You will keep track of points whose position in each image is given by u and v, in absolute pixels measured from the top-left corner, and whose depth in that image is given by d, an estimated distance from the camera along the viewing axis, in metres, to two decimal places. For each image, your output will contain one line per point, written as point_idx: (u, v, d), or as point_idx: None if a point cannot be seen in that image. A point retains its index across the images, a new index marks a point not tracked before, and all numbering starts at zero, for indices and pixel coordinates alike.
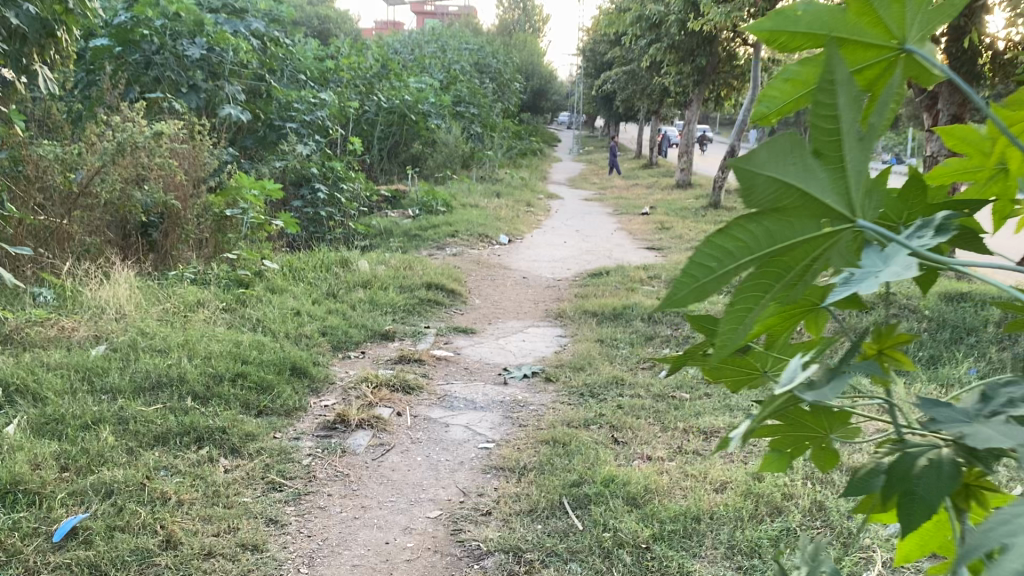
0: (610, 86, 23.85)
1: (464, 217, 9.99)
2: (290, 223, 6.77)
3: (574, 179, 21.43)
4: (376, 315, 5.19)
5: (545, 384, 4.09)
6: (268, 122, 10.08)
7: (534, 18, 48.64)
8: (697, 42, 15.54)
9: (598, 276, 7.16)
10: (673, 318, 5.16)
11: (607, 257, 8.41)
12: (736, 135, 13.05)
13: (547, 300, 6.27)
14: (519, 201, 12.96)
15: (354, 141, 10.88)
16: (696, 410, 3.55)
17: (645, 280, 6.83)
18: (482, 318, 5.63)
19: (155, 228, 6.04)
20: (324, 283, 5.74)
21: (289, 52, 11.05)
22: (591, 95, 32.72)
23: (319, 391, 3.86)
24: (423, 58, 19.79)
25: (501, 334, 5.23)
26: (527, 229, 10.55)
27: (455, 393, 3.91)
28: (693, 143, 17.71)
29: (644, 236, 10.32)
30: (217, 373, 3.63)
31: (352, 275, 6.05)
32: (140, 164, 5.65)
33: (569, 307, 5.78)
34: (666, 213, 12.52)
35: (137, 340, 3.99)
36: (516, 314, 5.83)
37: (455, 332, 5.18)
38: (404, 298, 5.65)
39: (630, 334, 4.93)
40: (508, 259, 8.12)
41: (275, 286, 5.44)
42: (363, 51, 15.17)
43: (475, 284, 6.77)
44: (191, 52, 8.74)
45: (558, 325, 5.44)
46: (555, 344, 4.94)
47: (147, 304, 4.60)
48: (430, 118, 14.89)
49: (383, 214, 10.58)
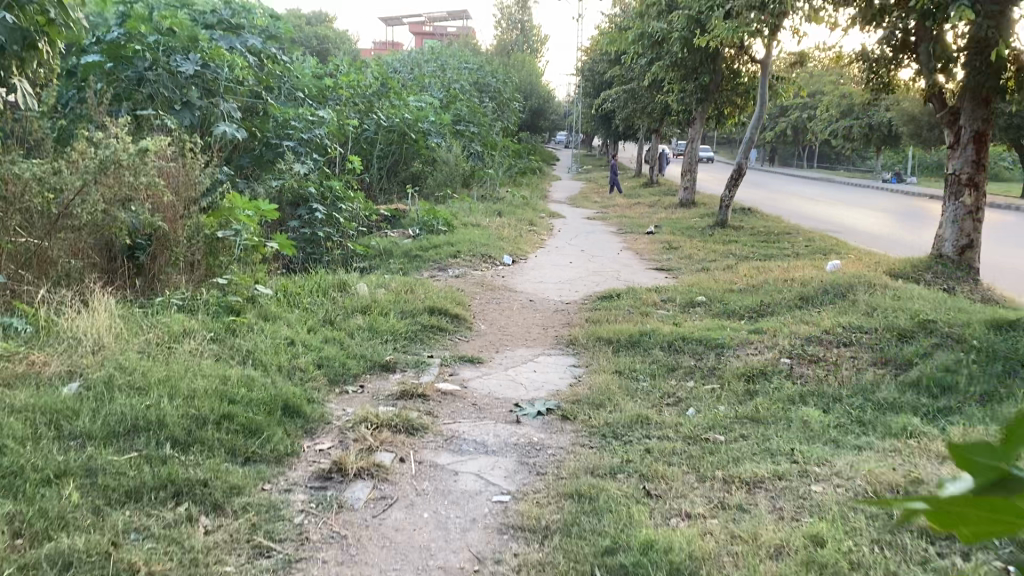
0: (610, 105, 23.63)
1: (466, 237, 9.65)
2: (286, 246, 6.45)
3: (575, 198, 21.14)
4: (376, 344, 4.82)
5: (562, 423, 3.72)
6: (264, 140, 9.78)
7: (532, 38, 48.70)
8: (701, 59, 15.24)
9: (608, 299, 6.81)
10: (694, 346, 4.82)
11: (616, 278, 8.05)
12: (744, 153, 12.72)
13: (557, 325, 5.91)
14: (521, 220, 12.63)
15: (353, 159, 10.58)
16: (733, 456, 3.20)
17: (660, 303, 6.47)
18: (488, 346, 5.26)
19: (142, 251, 5.69)
20: (320, 309, 5.39)
21: (286, 69, 10.78)
22: (590, 114, 32.54)
23: (314, 433, 3.51)
24: (423, 77, 19.58)
25: (510, 364, 4.86)
26: (531, 249, 10.19)
27: (464, 434, 3.54)
28: (697, 161, 17.40)
29: (652, 255, 9.97)
30: (200, 416, 3.26)
31: (350, 300, 5.69)
32: (125, 183, 5.28)
33: (581, 334, 5.41)
34: (673, 233, 12.17)
35: (114, 377, 3.63)
36: (524, 340, 5.45)
37: (461, 362, 4.80)
38: (405, 324, 5.28)
39: (649, 364, 4.58)
40: (512, 281, 7.76)
41: (268, 313, 5.09)
42: (361, 69, 14.92)
43: (480, 307, 6.41)
44: (184, 68, 8.46)
45: (571, 353, 5.07)
46: (570, 375, 4.56)
47: (129, 336, 4.25)
48: (430, 136, 14.60)
49: (382, 233, 10.25)
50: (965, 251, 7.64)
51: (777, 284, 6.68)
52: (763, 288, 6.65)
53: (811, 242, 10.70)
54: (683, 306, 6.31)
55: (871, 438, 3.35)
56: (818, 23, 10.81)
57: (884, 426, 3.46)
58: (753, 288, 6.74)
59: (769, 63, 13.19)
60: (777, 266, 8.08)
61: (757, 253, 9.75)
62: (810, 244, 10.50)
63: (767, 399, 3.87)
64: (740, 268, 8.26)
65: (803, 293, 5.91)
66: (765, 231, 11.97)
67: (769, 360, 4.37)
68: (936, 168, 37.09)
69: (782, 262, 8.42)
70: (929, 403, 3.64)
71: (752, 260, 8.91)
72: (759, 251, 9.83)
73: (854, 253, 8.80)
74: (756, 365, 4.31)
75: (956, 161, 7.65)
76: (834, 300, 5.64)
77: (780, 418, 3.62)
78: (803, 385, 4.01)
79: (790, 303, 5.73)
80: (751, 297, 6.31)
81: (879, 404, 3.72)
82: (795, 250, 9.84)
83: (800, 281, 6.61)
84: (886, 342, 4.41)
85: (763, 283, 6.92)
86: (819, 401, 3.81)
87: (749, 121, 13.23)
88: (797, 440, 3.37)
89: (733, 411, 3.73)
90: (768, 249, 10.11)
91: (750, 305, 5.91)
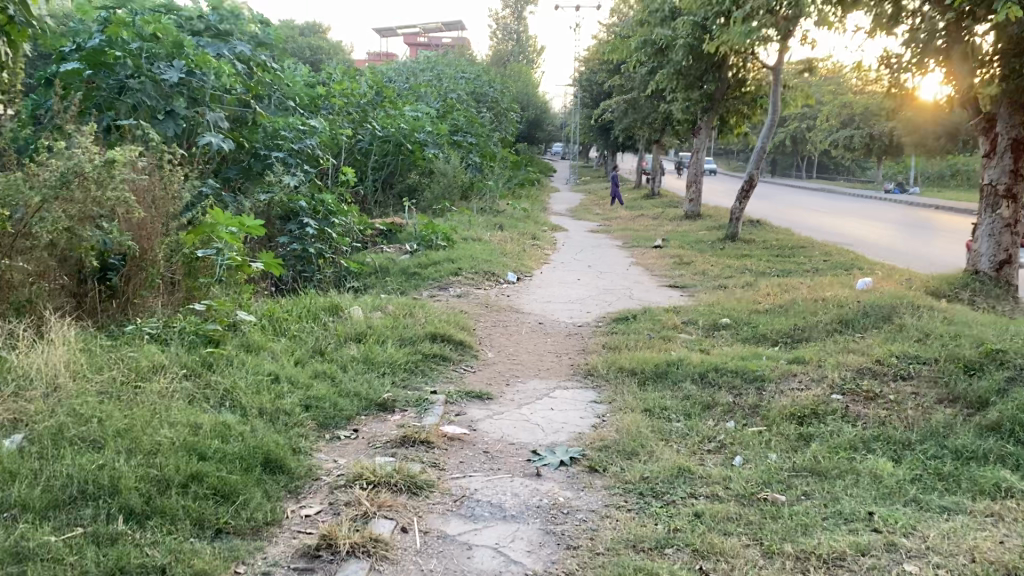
0: (609, 115, 23.19)
1: (467, 253, 9.14)
2: (273, 265, 5.95)
3: (576, 210, 20.64)
4: (372, 378, 4.29)
5: (590, 477, 3.19)
6: (253, 151, 9.27)
7: (528, 50, 48.34)
8: (705, 67, 14.76)
9: (623, 321, 6.28)
10: (729, 378, 4.29)
11: (628, 297, 7.55)
12: (753, 164, 12.24)
13: (572, 352, 5.38)
14: (524, 234, 12.11)
15: (347, 171, 10.08)
16: (801, 523, 2.67)
17: (681, 326, 5.95)
18: (497, 377, 4.73)
19: (115, 272, 5.16)
20: (311, 336, 4.86)
21: (277, 78, 10.30)
22: (588, 126, 32.08)
23: (300, 494, 2.97)
24: (418, 86, 19.10)
25: (523, 399, 4.32)
26: (536, 265, 9.68)
27: (477, 494, 3.00)
28: (701, 172, 16.94)
29: (663, 271, 9.47)
30: (163, 478, 2.71)
31: (344, 326, 5.17)
32: (92, 199, 4.74)
33: (600, 363, 4.89)
34: (681, 247, 11.67)
35: (64, 426, 3.06)
36: (537, 370, 4.93)
37: (468, 398, 4.27)
38: (404, 354, 4.75)
39: (680, 402, 4.06)
40: (519, 300, 7.23)
41: (252, 342, 4.55)
42: (356, 78, 14.42)
43: (485, 332, 5.88)
44: (167, 76, 8.01)
45: (590, 386, 4.54)
46: (591, 414, 4.03)
47: (90, 373, 3.70)
48: (428, 147, 14.09)
49: (378, 249, 9.73)
50: (1003, 266, 7.15)
51: (806, 305, 6.17)
52: (792, 309, 6.14)
53: (827, 257, 10.20)
54: (706, 330, 5.80)
55: (960, 498, 2.82)
56: (833, 28, 10.34)
57: (970, 482, 2.94)
58: (780, 309, 6.23)
59: (779, 70, 12.73)
60: (800, 284, 7.57)
61: (773, 268, 9.25)
62: (827, 259, 9.99)
63: (824, 446, 3.35)
64: (760, 285, 7.75)
65: (840, 316, 5.40)
66: (777, 245, 11.47)
67: (819, 397, 3.85)
68: (937, 178, 36.66)
69: (804, 280, 7.92)
70: (1018, 452, 3.12)
71: (770, 277, 8.40)
72: (776, 267, 9.32)
73: (879, 270, 8.31)
74: (804, 404, 3.79)
75: (993, 170, 7.21)
76: (875, 325, 5.13)
77: (846, 471, 3.09)
78: (864, 427, 3.50)
79: (826, 330, 5.22)
80: (780, 320, 5.81)
81: (959, 451, 3.20)
82: (814, 266, 9.34)
83: (832, 301, 6.10)
84: (950, 376, 3.89)
85: (790, 303, 6.41)
86: (887, 449, 3.29)
87: (759, 131, 12.77)
88: (873, 501, 2.84)
89: (790, 463, 3.20)
90: (785, 264, 9.60)
91: (782, 329, 5.41)
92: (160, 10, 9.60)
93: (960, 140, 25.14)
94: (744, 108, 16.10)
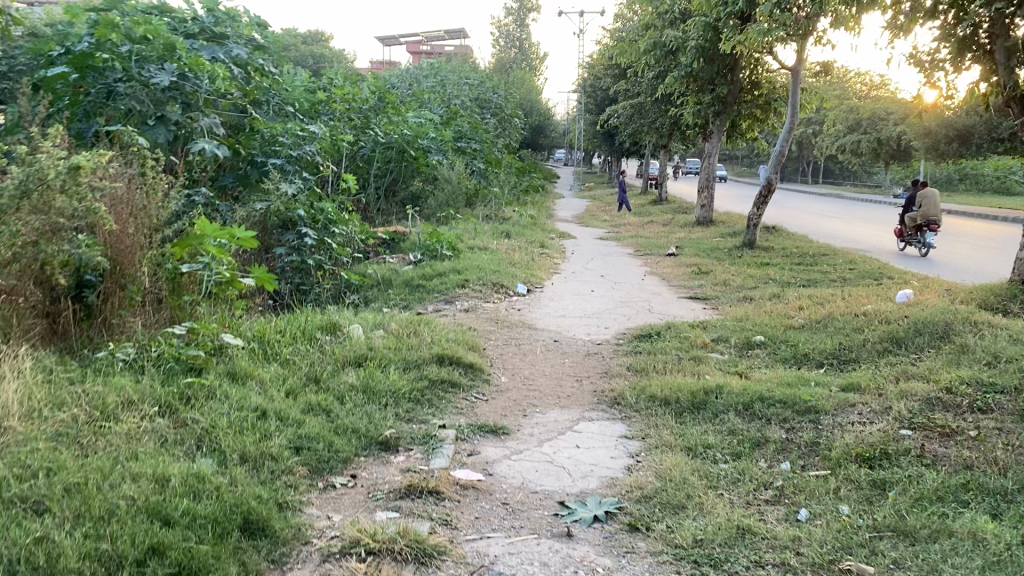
0: (616, 120, 22.73)
1: (475, 263, 8.64)
2: (265, 280, 5.48)
3: (583, 216, 20.14)
4: (372, 411, 3.78)
5: (630, 539, 2.68)
6: (249, 158, 8.80)
7: (531, 56, 47.96)
8: (717, 70, 14.28)
9: (647, 339, 5.78)
10: (779, 411, 3.79)
11: (648, 310, 7.05)
12: (771, 168, 11.76)
13: (593, 375, 4.88)
14: (532, 242, 11.61)
15: (347, 178, 9.62)
16: None
17: (710, 345, 5.46)
18: (512, 407, 4.22)
19: (92, 290, 4.68)
20: (305, 361, 4.38)
21: (275, 81, 9.85)
22: (593, 131, 31.65)
23: (285, 565, 2.47)
24: (421, 92, 18.67)
25: (544, 433, 3.81)
26: (547, 275, 9.18)
27: (497, 564, 2.50)
28: (713, 177, 16.49)
29: (681, 282, 8.99)
30: (114, 553, 2.21)
31: (342, 348, 4.68)
32: (61, 210, 4.26)
33: (628, 390, 4.39)
34: (697, 255, 11.19)
35: (2, 482, 2.55)
36: (557, 398, 4.43)
37: (481, 433, 3.76)
38: (409, 381, 4.24)
39: (724, 440, 3.56)
40: (531, 315, 6.74)
41: (238, 369, 4.07)
42: (357, 82, 13.99)
43: (497, 351, 5.39)
44: (157, 79, 7.42)
45: (618, 417, 4.03)
46: (622, 454, 3.53)
47: (46, 412, 3.20)
48: (431, 153, 13.62)
49: (380, 259, 9.25)
50: None
51: (847, 320, 5.66)
52: (830, 324, 5.63)
53: (853, 265, 9.68)
54: (739, 350, 5.30)
55: None
56: (854, 27, 9.88)
57: None
58: (819, 325, 5.72)
59: (799, 71, 12.23)
60: (832, 297, 7.07)
61: (798, 278, 8.74)
62: (853, 268, 9.48)
63: (906, 497, 2.84)
64: (790, 297, 7.25)
65: (890, 333, 4.90)
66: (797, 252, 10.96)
67: (887, 434, 3.35)
68: (947, 182, 36.13)
69: (834, 292, 7.42)
70: None
71: (798, 288, 7.90)
72: (801, 276, 8.82)
73: (913, 280, 7.80)
74: (871, 443, 3.28)
75: None
76: (933, 345, 4.62)
77: (940, 532, 2.57)
78: (948, 473, 2.99)
79: (877, 350, 4.71)
80: (822, 338, 5.30)
81: None
82: (841, 276, 8.83)
83: (875, 315, 5.60)
84: None
85: (827, 317, 5.90)
86: (982, 502, 2.77)
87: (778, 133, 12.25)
88: (981, 573, 2.31)
89: (869, 520, 2.69)
90: (809, 274, 9.10)
91: (825, 349, 4.91)
92: (152, 11, 9.15)
93: (972, 142, 24.62)
94: (757, 111, 15.44)
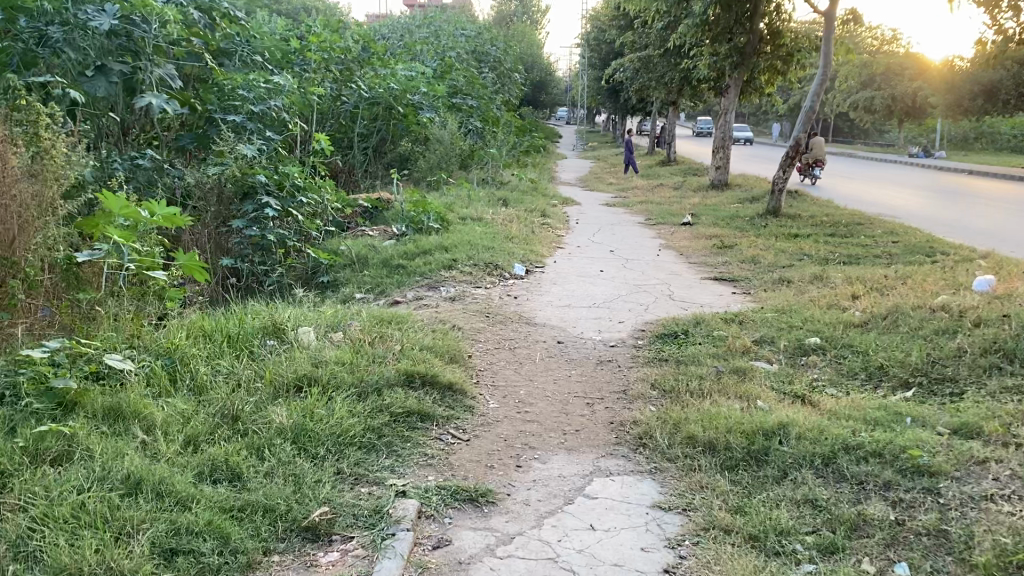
0: (622, 74, 21.32)
1: (466, 237, 7.52)
2: (194, 268, 4.34)
3: (587, 179, 18.90)
4: (303, 474, 2.67)
5: None
6: (208, 116, 7.58)
7: (530, 9, 45.87)
8: (736, 17, 12.89)
9: (674, 340, 4.66)
10: (876, 472, 2.68)
11: (668, 298, 5.93)
12: (800, 126, 10.53)
13: (610, 396, 3.76)
14: (532, 210, 10.43)
15: (320, 138, 8.42)
16: None
17: (755, 349, 4.36)
18: (501, 451, 3.12)
19: None
20: (226, 389, 3.26)
21: (242, 27, 8.57)
22: (596, 89, 30.10)
23: None
24: (413, 44, 17.23)
25: (542, 499, 2.72)
26: (548, 250, 8.05)
27: None
28: (728, 136, 15.22)
29: (701, 258, 7.85)
30: None
31: (280, 365, 3.56)
32: None
33: (660, 423, 3.28)
34: (716, 224, 10.02)
35: None
36: (563, 434, 3.32)
37: (455, 504, 2.66)
38: (361, 417, 3.13)
39: (807, 523, 2.45)
40: (530, 304, 5.63)
41: (126, 405, 2.94)
42: (340, 30, 12.61)
43: (486, 358, 4.28)
44: (96, 23, 6.01)
45: (645, 474, 2.91)
46: (657, 542, 2.43)
47: None
48: (422, 110, 12.34)
49: (358, 232, 8.12)
50: None
51: (923, 317, 4.53)
52: (901, 324, 4.51)
53: (896, 237, 8.55)
54: (794, 360, 4.21)
55: None
56: None
57: None
58: (888, 325, 4.58)
59: (831, 17, 10.90)
60: (889, 281, 5.95)
61: (837, 254, 7.61)
62: (896, 241, 8.36)
63: None
64: (838, 281, 6.11)
65: (994, 341, 3.79)
66: (829, 221, 9.83)
67: None
68: (964, 142, 34.66)
69: (888, 273, 6.31)
70: None
71: (839, 268, 6.78)
72: (841, 252, 7.69)
73: (977, 259, 6.69)
74: None
75: None
76: None
77: None
78: None
79: (980, 368, 3.62)
80: (897, 343, 4.19)
81: None
82: (886, 251, 7.71)
83: (960, 310, 4.47)
84: None
85: (895, 309, 4.78)
86: None
87: (808, 88, 11.01)
88: None
89: None
90: (849, 248, 7.95)
91: (909, 365, 3.79)
92: None
93: (998, 99, 23.23)
94: (778, 63, 14.01)
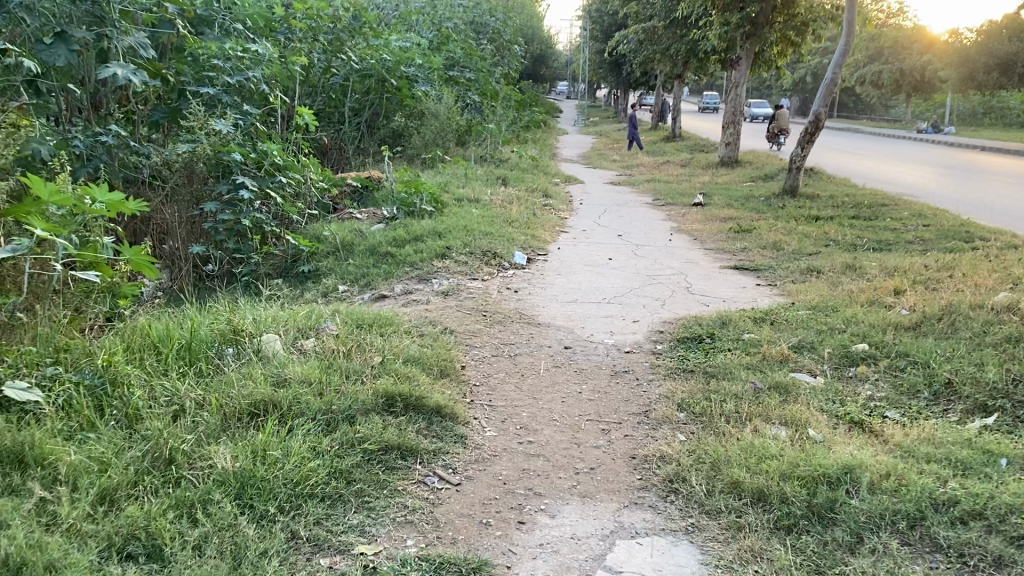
0: (626, 45, 20.52)
1: (462, 221, 6.89)
2: (144, 264, 3.69)
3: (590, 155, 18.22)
4: (245, 543, 2.09)
5: None
6: (180, 88, 6.90)
7: None
8: None
9: (700, 345, 4.05)
10: (980, 543, 2.10)
11: (686, 291, 5.32)
12: (820, 100, 9.84)
13: (629, 421, 3.15)
14: (533, 189, 9.80)
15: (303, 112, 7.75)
16: None
17: (795, 358, 3.75)
18: (500, 500, 2.52)
19: None
20: (159, 420, 2.65)
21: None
22: (597, 61, 29.25)
23: None
24: (407, 14, 16.44)
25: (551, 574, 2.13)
26: (551, 234, 7.42)
27: None
28: (738, 110, 14.51)
29: (717, 243, 7.23)
30: None
31: (230, 386, 2.95)
32: None
33: (695, 462, 2.67)
34: (729, 205, 9.39)
35: None
36: (575, 473, 2.72)
37: None
38: (326, 457, 2.53)
39: None
40: (533, 299, 5.02)
41: (27, 450, 2.33)
42: None
43: (482, 370, 3.67)
44: None
45: (681, 535, 2.32)
46: None
47: None
48: (416, 83, 11.63)
49: (345, 214, 7.49)
50: None
51: (986, 321, 3.90)
52: (962, 329, 3.90)
53: (926, 220, 7.92)
54: (841, 372, 3.61)
55: None
56: None
57: None
58: (945, 329, 3.97)
59: None
60: (932, 272, 5.34)
61: (865, 239, 6.98)
62: (926, 224, 7.73)
63: None
64: (874, 273, 5.49)
65: None
66: (851, 202, 9.20)
67: None
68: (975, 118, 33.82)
69: (927, 263, 5.70)
70: None
71: (871, 256, 6.16)
72: (869, 237, 7.06)
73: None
74: None
75: None
76: None
77: None
78: None
79: None
80: (964, 353, 3.57)
81: None
82: (918, 236, 7.09)
83: None
84: None
85: (950, 310, 4.18)
86: None
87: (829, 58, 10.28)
88: None
89: None
90: (876, 233, 7.32)
91: (984, 384, 3.18)
92: None
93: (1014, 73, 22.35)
94: (790, 34, 13.26)
